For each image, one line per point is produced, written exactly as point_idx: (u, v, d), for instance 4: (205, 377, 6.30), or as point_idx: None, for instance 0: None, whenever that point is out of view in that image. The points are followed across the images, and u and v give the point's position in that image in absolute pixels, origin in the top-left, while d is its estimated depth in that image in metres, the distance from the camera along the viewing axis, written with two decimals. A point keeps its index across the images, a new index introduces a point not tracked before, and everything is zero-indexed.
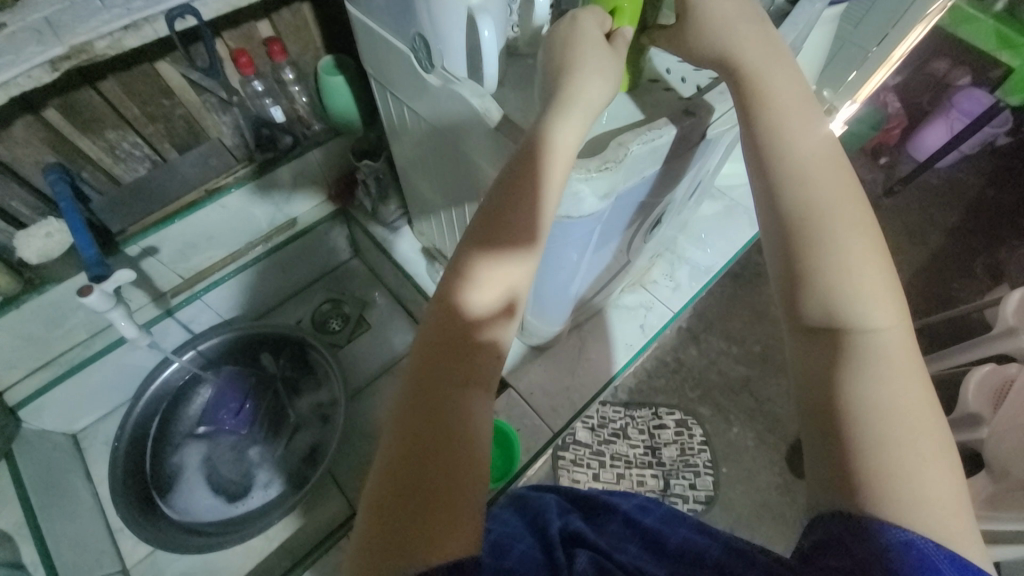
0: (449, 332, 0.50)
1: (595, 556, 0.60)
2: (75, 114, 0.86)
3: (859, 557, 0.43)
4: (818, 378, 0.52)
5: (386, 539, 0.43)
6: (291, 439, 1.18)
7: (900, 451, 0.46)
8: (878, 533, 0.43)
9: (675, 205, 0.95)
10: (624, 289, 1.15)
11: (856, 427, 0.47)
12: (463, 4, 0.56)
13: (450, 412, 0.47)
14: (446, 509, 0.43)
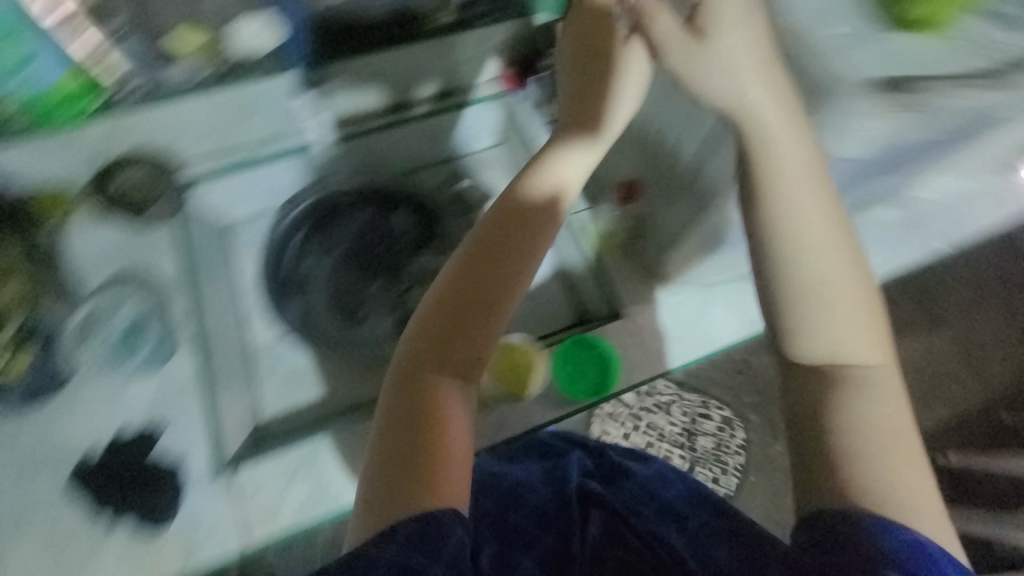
0: (479, 249, 0.83)
1: (606, 521, 1.17)
2: None
3: (856, 541, 0.70)
4: (807, 398, 0.82)
5: (404, 426, 0.77)
6: (406, 292, 1.23)
7: (863, 477, 0.75)
8: (871, 542, 0.69)
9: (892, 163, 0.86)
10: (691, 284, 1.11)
11: (837, 443, 0.77)
12: None
13: (455, 357, 0.81)
14: (430, 456, 0.75)
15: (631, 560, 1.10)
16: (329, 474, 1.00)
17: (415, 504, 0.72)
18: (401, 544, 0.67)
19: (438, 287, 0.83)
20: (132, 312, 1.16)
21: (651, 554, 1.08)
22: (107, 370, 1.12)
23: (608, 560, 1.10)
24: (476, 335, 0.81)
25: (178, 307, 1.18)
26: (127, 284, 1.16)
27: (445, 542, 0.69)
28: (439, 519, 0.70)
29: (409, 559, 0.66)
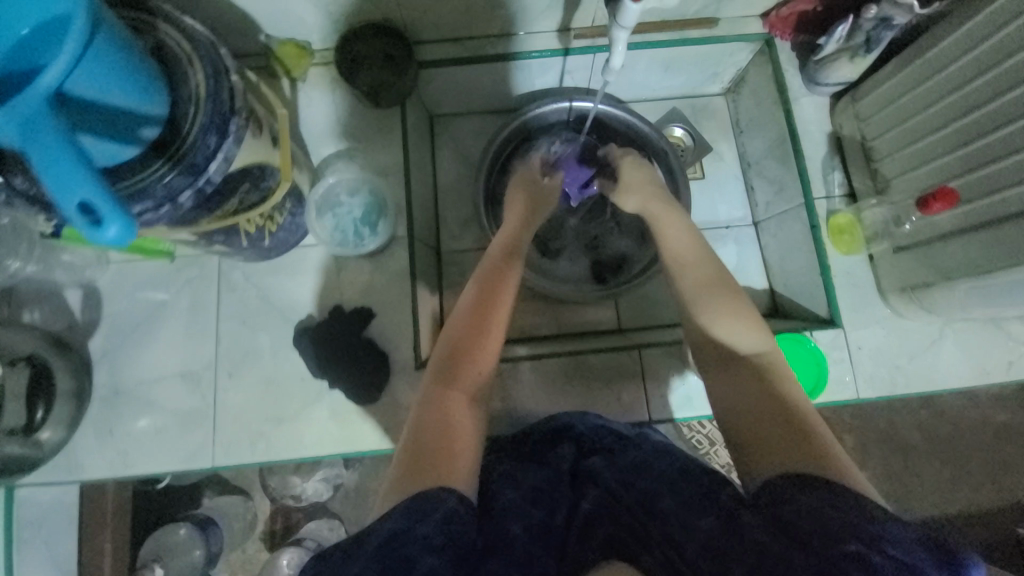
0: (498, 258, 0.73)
1: (601, 500, 0.61)
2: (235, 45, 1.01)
3: (822, 505, 0.48)
4: (749, 399, 0.60)
5: (429, 419, 0.58)
6: None
7: (809, 431, 0.55)
8: (877, 518, 0.46)
9: (778, 132, 0.99)
10: (838, 262, 0.93)
11: (768, 445, 0.55)
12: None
13: (433, 422, 0.57)
14: (434, 458, 0.53)
15: (629, 538, 0.56)
16: (355, 424, 0.86)
17: (417, 486, 0.51)
18: (439, 522, 0.48)
19: (472, 295, 0.69)
20: (130, 320, 0.89)
21: (601, 480, 0.64)
22: (115, 352, 0.88)
23: (616, 553, 0.55)
24: (491, 315, 0.66)
25: (197, 303, 0.89)
26: (152, 283, 0.89)
27: (414, 561, 0.45)
28: (434, 495, 0.50)
29: (410, 530, 0.47)
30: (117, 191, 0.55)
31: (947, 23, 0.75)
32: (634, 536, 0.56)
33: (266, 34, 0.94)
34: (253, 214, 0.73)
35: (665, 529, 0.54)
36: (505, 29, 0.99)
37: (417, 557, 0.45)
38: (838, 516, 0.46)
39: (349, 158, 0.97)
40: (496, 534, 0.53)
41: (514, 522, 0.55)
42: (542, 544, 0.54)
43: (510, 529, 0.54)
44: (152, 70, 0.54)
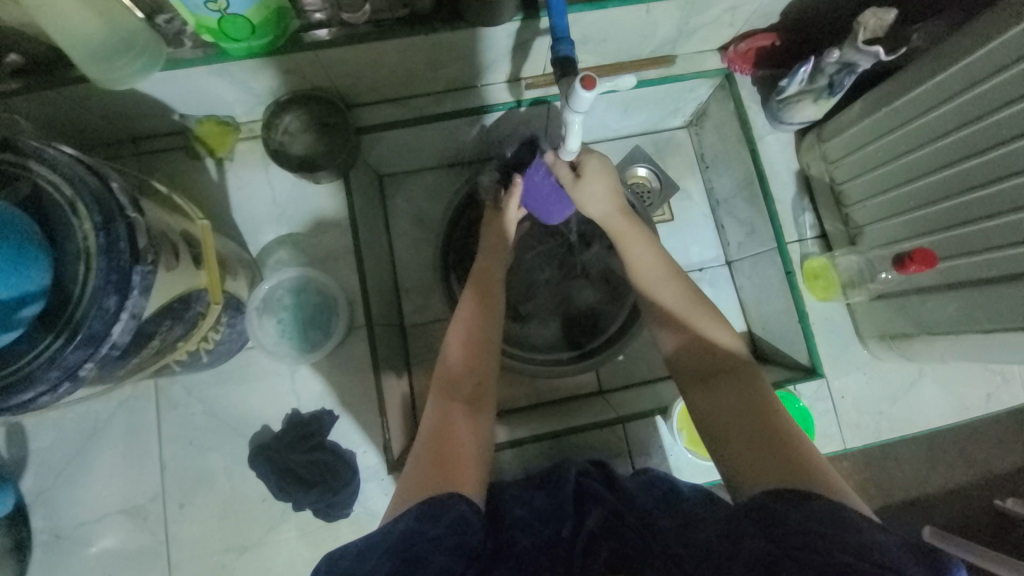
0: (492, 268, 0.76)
1: (606, 517, 0.61)
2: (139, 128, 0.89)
3: (809, 521, 0.46)
4: (727, 408, 0.60)
5: (437, 434, 0.60)
6: None
7: (792, 444, 0.55)
8: (861, 527, 0.45)
9: (745, 175, 0.95)
10: (815, 311, 0.90)
11: (754, 452, 0.55)
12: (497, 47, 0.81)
13: (438, 436, 0.59)
14: (442, 470, 0.55)
15: (633, 554, 0.55)
16: (327, 541, 0.80)
17: (426, 489, 0.53)
18: (448, 524, 0.49)
19: (471, 311, 0.70)
20: (62, 455, 0.80)
21: (606, 501, 0.64)
22: (49, 494, 0.79)
23: (619, 567, 0.55)
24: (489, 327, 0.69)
25: (133, 427, 0.81)
26: (81, 411, 0.81)
27: (426, 558, 0.47)
28: (443, 498, 0.51)
29: (422, 530, 0.48)
30: (3, 380, 0.46)
31: (915, 72, 0.72)
32: (636, 550, 0.56)
33: (179, 113, 0.83)
34: (187, 344, 0.67)
35: (663, 547, 0.54)
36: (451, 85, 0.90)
37: (427, 555, 0.47)
38: (825, 527, 0.45)
39: (291, 244, 0.90)
40: (506, 544, 0.55)
41: (522, 535, 0.57)
42: (552, 559, 0.55)
43: (518, 538, 0.57)
44: (22, 239, 0.46)
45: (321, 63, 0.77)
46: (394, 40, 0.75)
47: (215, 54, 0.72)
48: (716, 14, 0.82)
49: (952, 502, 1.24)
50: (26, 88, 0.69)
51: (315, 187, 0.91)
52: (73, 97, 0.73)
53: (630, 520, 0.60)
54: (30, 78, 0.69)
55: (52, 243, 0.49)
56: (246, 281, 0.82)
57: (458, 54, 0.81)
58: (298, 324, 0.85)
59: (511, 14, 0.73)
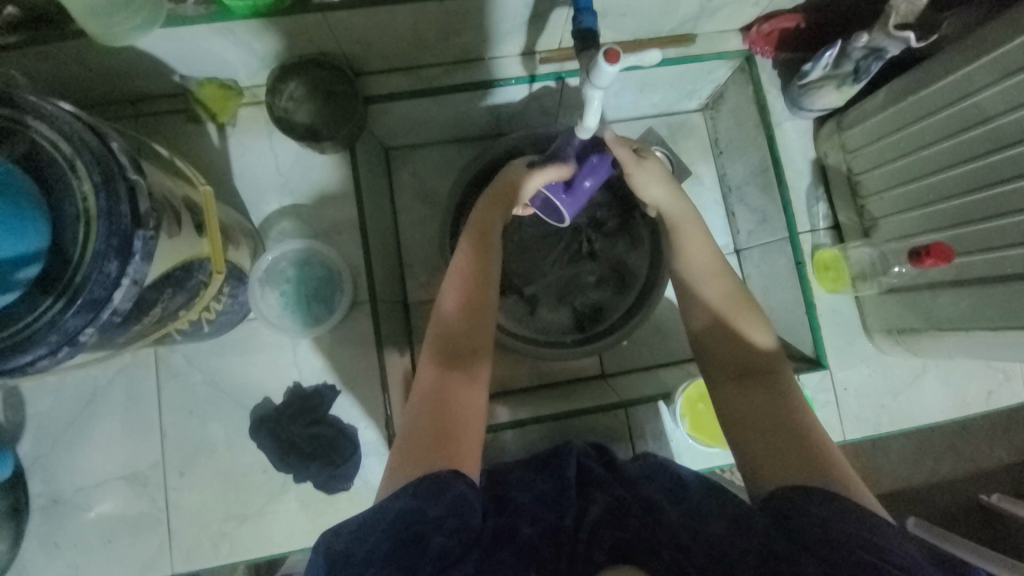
0: (489, 228, 0.70)
1: (610, 503, 0.59)
2: (136, 98, 0.85)
3: (830, 516, 0.48)
4: (755, 403, 0.59)
5: (432, 407, 0.58)
6: None
7: (815, 442, 0.55)
8: (878, 528, 0.46)
9: (761, 160, 0.93)
10: (823, 303, 0.90)
11: (780, 448, 0.55)
12: (514, 16, 0.78)
13: (434, 411, 0.57)
14: (441, 447, 0.54)
15: (636, 540, 0.53)
16: (327, 514, 0.80)
17: (426, 466, 0.52)
18: (448, 503, 0.49)
19: (464, 273, 0.66)
20: (60, 421, 0.79)
21: (613, 490, 0.62)
22: (47, 459, 0.79)
23: (621, 556, 0.52)
24: (485, 294, 0.65)
25: (132, 395, 0.80)
26: (79, 377, 0.80)
27: (428, 537, 0.47)
28: (442, 475, 0.51)
29: (423, 511, 0.48)
30: (1, 342, 0.46)
31: (945, 61, 0.70)
32: (641, 538, 0.53)
33: (180, 74, 0.80)
34: (188, 313, 0.66)
35: (671, 537, 0.53)
36: (462, 56, 0.87)
37: (428, 536, 0.47)
38: (844, 522, 0.47)
39: (294, 216, 0.88)
40: (507, 530, 0.54)
41: (524, 522, 0.55)
42: (553, 549, 0.53)
43: (520, 526, 0.54)
44: (21, 200, 0.44)
45: (329, 26, 0.74)
46: (407, 5, 0.71)
47: (219, 12, 0.68)
48: None
49: (940, 494, 1.26)
50: (22, 42, 0.66)
51: (320, 158, 0.89)
52: (71, 53, 0.70)
53: (636, 508, 0.58)
54: (28, 31, 0.66)
55: (50, 203, 0.47)
56: (248, 252, 0.80)
57: (473, 23, 0.78)
58: (301, 297, 0.84)
59: None
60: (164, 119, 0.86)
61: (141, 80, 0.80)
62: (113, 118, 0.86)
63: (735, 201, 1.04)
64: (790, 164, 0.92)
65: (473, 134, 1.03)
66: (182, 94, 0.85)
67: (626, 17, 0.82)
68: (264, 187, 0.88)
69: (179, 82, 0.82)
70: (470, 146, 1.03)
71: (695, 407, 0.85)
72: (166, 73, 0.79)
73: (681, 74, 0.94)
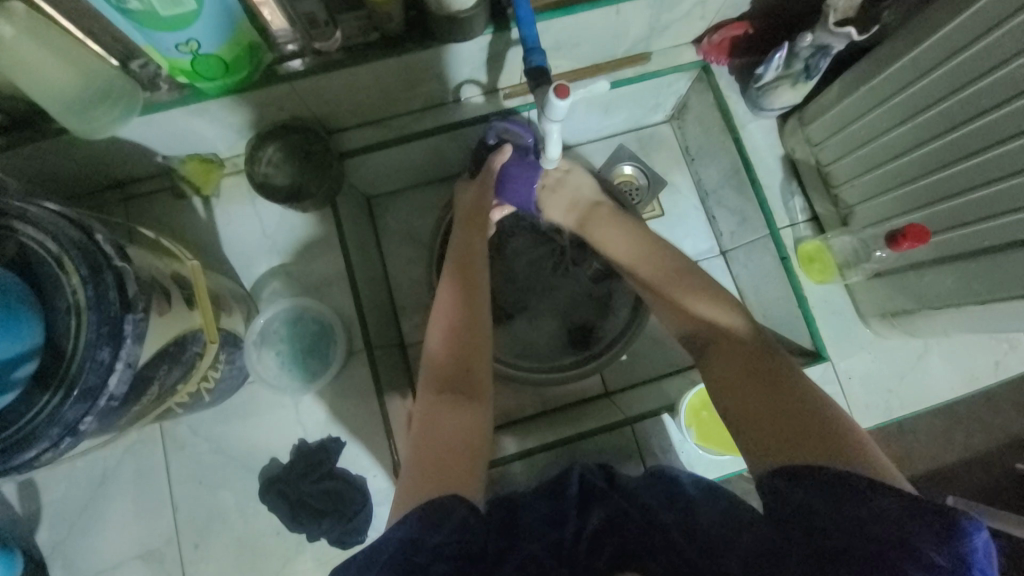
0: (471, 268, 0.73)
1: (611, 513, 0.59)
2: (123, 181, 0.88)
3: (812, 498, 0.48)
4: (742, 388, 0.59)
5: (435, 435, 0.59)
6: None
7: (811, 416, 0.54)
8: (865, 496, 0.45)
9: (731, 163, 0.95)
10: (814, 296, 0.90)
11: (774, 427, 0.54)
12: (471, 60, 0.81)
13: (440, 438, 0.59)
14: (448, 470, 0.55)
15: (639, 550, 0.54)
16: None
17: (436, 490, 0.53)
18: (451, 531, 0.49)
19: (449, 301, 0.70)
20: (73, 507, 0.80)
21: (611, 499, 0.62)
22: (63, 546, 0.79)
23: (627, 565, 0.53)
24: (472, 330, 0.67)
25: (141, 472, 0.81)
26: (89, 460, 0.81)
27: (425, 567, 0.46)
28: (446, 502, 0.51)
29: (425, 539, 0.48)
30: (4, 440, 0.47)
31: (890, 49, 0.72)
32: (646, 549, 0.54)
33: (162, 155, 0.84)
34: (187, 386, 0.67)
35: (673, 545, 0.53)
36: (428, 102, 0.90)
37: (428, 564, 0.46)
38: (828, 503, 0.46)
39: (284, 275, 0.90)
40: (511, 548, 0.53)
41: (528, 541, 0.55)
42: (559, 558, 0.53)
43: (528, 545, 0.54)
44: (13, 302, 0.46)
45: (298, 93, 0.78)
46: (369, 64, 0.75)
47: (192, 94, 0.72)
48: (686, 8, 0.82)
49: (970, 473, 1.23)
50: (10, 146, 0.70)
51: (303, 216, 0.91)
52: (57, 150, 0.74)
53: (636, 517, 0.58)
54: (12, 135, 0.70)
55: (42, 301, 0.49)
56: (243, 317, 0.82)
57: (434, 71, 0.82)
58: (297, 354, 0.85)
59: (482, 28, 0.73)
60: (151, 197, 0.89)
61: (124, 165, 0.83)
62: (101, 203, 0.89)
63: (714, 204, 1.06)
64: (760, 164, 0.94)
65: (450, 173, 1.06)
66: (165, 172, 0.88)
67: (579, 46, 0.85)
68: (253, 250, 0.90)
69: (161, 161, 0.85)
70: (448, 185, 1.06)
71: (700, 415, 0.86)
72: (147, 154, 0.83)
73: (642, 91, 0.97)
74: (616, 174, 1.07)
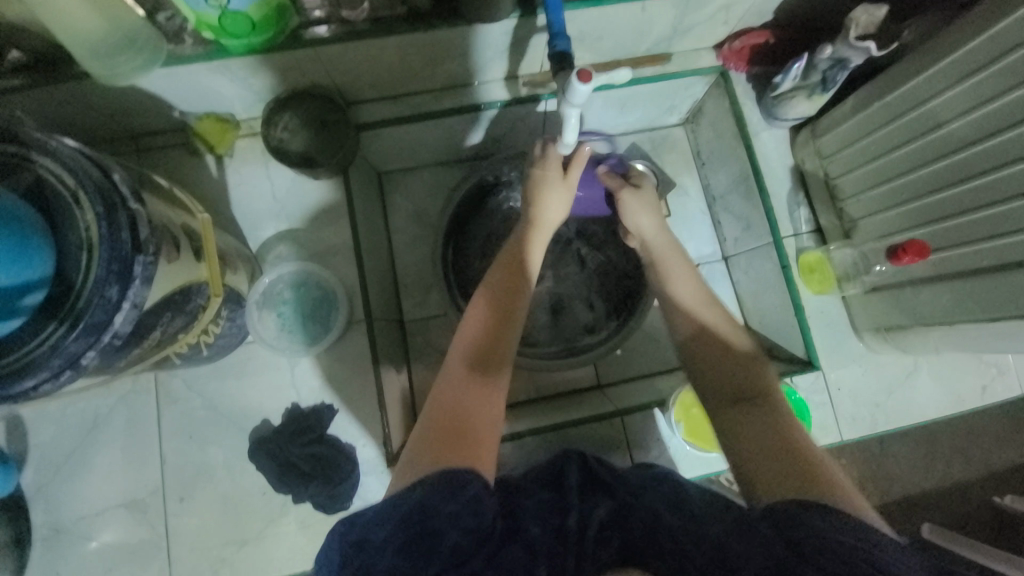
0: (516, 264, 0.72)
1: (614, 507, 0.61)
2: (138, 133, 0.88)
3: (831, 530, 0.46)
4: (756, 424, 0.59)
5: (452, 407, 0.59)
6: None
7: (814, 461, 0.54)
8: (887, 549, 0.44)
9: (742, 167, 0.96)
10: (811, 306, 0.91)
11: (781, 462, 0.54)
12: (497, 43, 0.82)
13: (459, 413, 0.58)
14: (460, 443, 0.55)
15: (643, 546, 0.55)
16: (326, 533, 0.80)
17: (444, 458, 0.53)
18: (465, 503, 0.49)
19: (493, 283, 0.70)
20: (62, 450, 0.80)
21: (616, 493, 0.64)
22: (48, 488, 0.79)
23: (631, 559, 0.55)
24: (509, 317, 0.67)
25: (133, 421, 0.81)
26: (81, 405, 0.81)
27: (442, 534, 0.47)
28: (462, 474, 0.51)
29: (439, 506, 0.48)
30: (8, 366, 0.47)
31: (907, 67, 0.73)
32: (648, 544, 0.55)
33: (180, 110, 0.84)
34: (187, 337, 0.67)
35: (674, 541, 0.54)
36: (449, 83, 0.91)
37: (443, 529, 0.47)
38: (849, 540, 0.45)
39: (291, 240, 0.90)
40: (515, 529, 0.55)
41: (534, 524, 0.56)
42: (562, 546, 0.54)
43: (528, 527, 0.57)
44: (28, 229, 0.46)
45: (322, 59, 0.78)
46: (394, 37, 0.76)
47: (216, 50, 0.73)
48: (711, 11, 0.83)
49: (948, 498, 1.24)
50: (30, 85, 0.70)
51: (314, 184, 0.92)
52: (76, 94, 0.74)
53: (639, 511, 0.59)
54: (35, 74, 0.70)
55: (53, 232, 0.49)
56: (246, 276, 0.82)
57: (456, 50, 0.82)
58: (298, 319, 0.85)
59: (509, 11, 0.74)
60: (165, 153, 0.90)
61: (142, 116, 0.84)
62: (115, 153, 0.89)
63: (719, 209, 1.07)
64: (768, 172, 0.95)
65: (463, 156, 1.07)
66: (180, 128, 0.89)
67: (602, 39, 0.86)
68: (261, 212, 0.91)
69: (178, 117, 0.86)
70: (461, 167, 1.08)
71: (693, 415, 0.86)
72: (166, 110, 0.83)
73: (659, 90, 0.98)
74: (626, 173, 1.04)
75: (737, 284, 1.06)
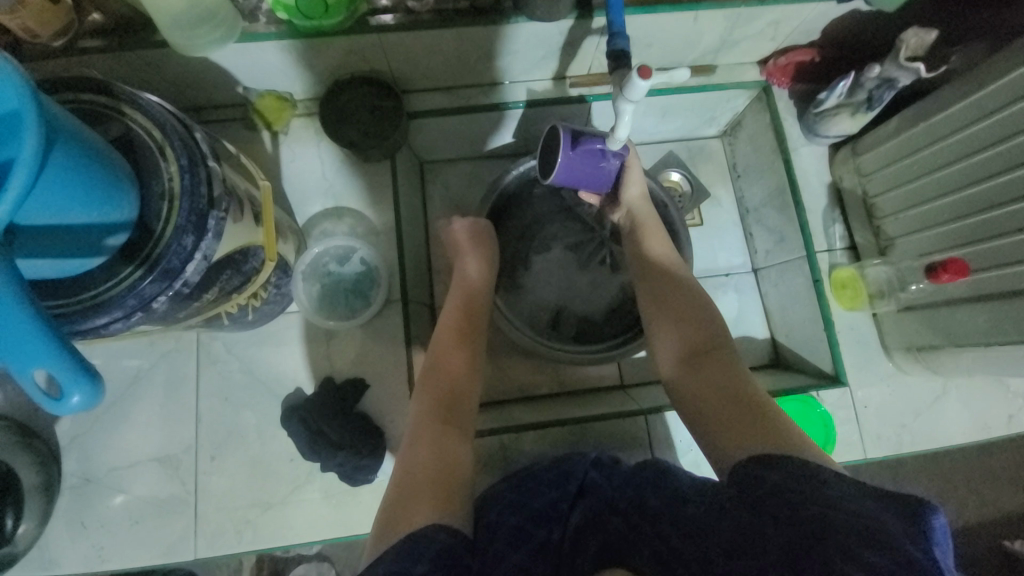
0: (467, 313, 0.78)
1: (595, 508, 0.62)
2: (200, 107, 0.92)
3: (786, 479, 0.50)
4: (715, 390, 0.64)
5: (412, 458, 0.62)
6: None
7: (768, 418, 0.59)
8: (834, 483, 0.48)
9: (779, 181, 0.97)
10: (842, 322, 0.91)
11: (737, 424, 0.59)
12: (552, 42, 0.85)
13: (418, 466, 0.61)
14: (417, 491, 0.58)
15: (618, 543, 0.56)
16: (348, 505, 0.81)
17: (408, 521, 0.55)
18: None
19: (446, 340, 0.74)
20: (101, 403, 0.83)
21: (595, 492, 0.65)
22: (84, 437, 0.82)
23: (609, 560, 0.55)
24: (467, 375, 0.71)
25: (172, 381, 0.84)
26: (124, 360, 0.84)
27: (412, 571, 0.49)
28: (423, 531, 0.53)
29: (407, 568, 0.49)
30: (82, 302, 0.50)
31: (954, 89, 0.74)
32: (625, 541, 0.56)
33: (244, 86, 0.87)
34: (239, 296, 0.70)
35: (655, 530, 0.55)
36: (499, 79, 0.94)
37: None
38: (801, 482, 0.49)
39: (336, 219, 0.94)
40: (497, 557, 0.56)
41: (511, 550, 0.57)
42: (543, 561, 0.56)
43: (511, 549, 0.57)
44: (119, 172, 0.49)
45: (383, 46, 0.82)
46: (455, 29, 0.79)
47: (287, 31, 0.76)
48: (762, 26, 0.85)
49: (963, 540, 1.22)
50: (109, 48, 0.74)
51: (361, 167, 0.95)
52: (150, 61, 0.78)
53: (625, 506, 0.60)
54: (114, 40, 0.74)
55: (140, 180, 0.53)
56: (295, 247, 0.85)
57: (508, 47, 0.85)
58: (340, 292, 0.88)
59: (567, 12, 0.77)
60: (222, 126, 0.93)
61: (206, 90, 0.88)
62: None
63: (752, 221, 1.09)
64: (805, 187, 0.96)
65: (503, 152, 1.10)
66: (240, 105, 0.92)
67: (654, 47, 0.88)
68: (309, 190, 0.94)
69: (238, 93, 0.89)
70: (502, 163, 1.11)
71: None
72: (228, 86, 0.87)
73: (703, 100, 1.00)
74: (662, 177, 1.10)
75: (765, 296, 1.07)
